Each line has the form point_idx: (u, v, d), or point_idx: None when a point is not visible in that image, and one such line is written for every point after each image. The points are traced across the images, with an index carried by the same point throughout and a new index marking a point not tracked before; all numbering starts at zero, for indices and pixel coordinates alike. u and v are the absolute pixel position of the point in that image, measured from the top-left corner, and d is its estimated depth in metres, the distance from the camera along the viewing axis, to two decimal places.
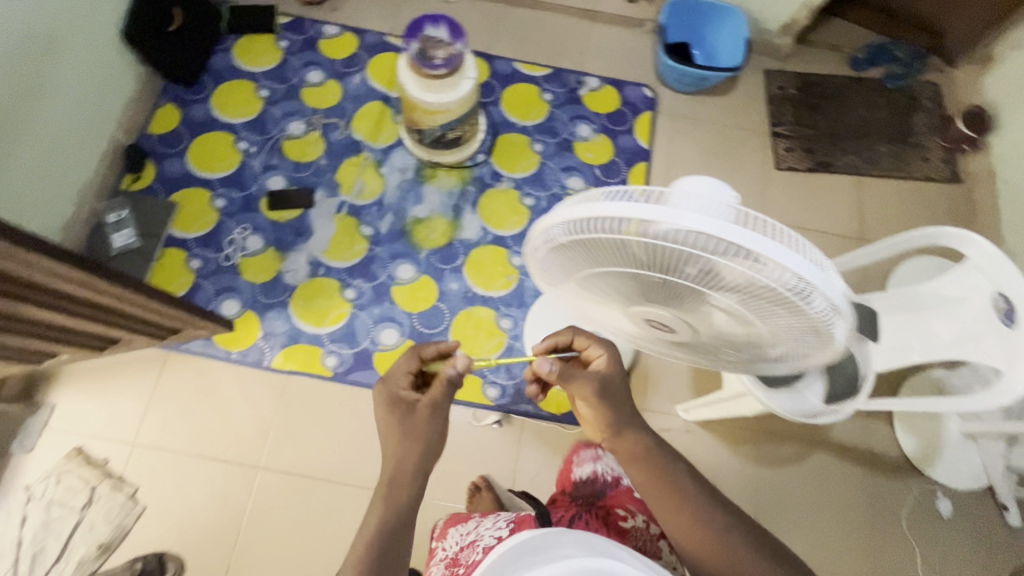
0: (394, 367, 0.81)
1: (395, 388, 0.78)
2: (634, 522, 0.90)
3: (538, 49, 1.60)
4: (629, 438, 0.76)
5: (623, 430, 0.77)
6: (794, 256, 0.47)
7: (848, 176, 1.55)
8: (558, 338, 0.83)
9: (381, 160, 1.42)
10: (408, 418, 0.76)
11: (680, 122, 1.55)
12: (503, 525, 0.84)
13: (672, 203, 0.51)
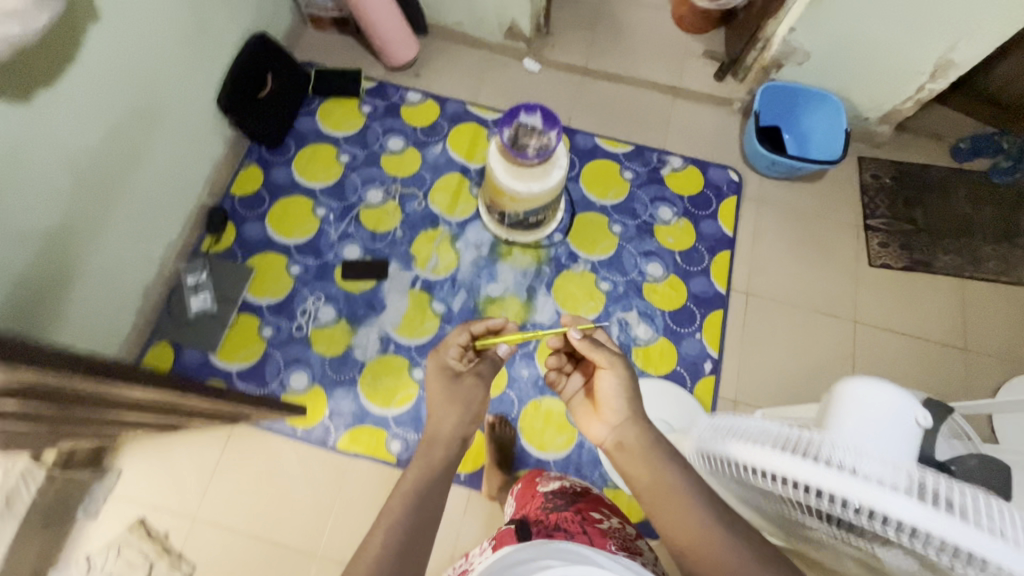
0: (449, 338, 0.89)
1: (451, 357, 0.88)
2: (610, 522, 0.83)
3: (620, 124, 1.56)
4: (634, 429, 0.79)
5: (633, 427, 0.80)
6: (1003, 550, 0.41)
7: (949, 278, 1.44)
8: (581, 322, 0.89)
9: (457, 234, 1.40)
10: (459, 391, 0.86)
11: (765, 210, 1.48)
12: (483, 547, 0.79)
13: (837, 457, 0.50)
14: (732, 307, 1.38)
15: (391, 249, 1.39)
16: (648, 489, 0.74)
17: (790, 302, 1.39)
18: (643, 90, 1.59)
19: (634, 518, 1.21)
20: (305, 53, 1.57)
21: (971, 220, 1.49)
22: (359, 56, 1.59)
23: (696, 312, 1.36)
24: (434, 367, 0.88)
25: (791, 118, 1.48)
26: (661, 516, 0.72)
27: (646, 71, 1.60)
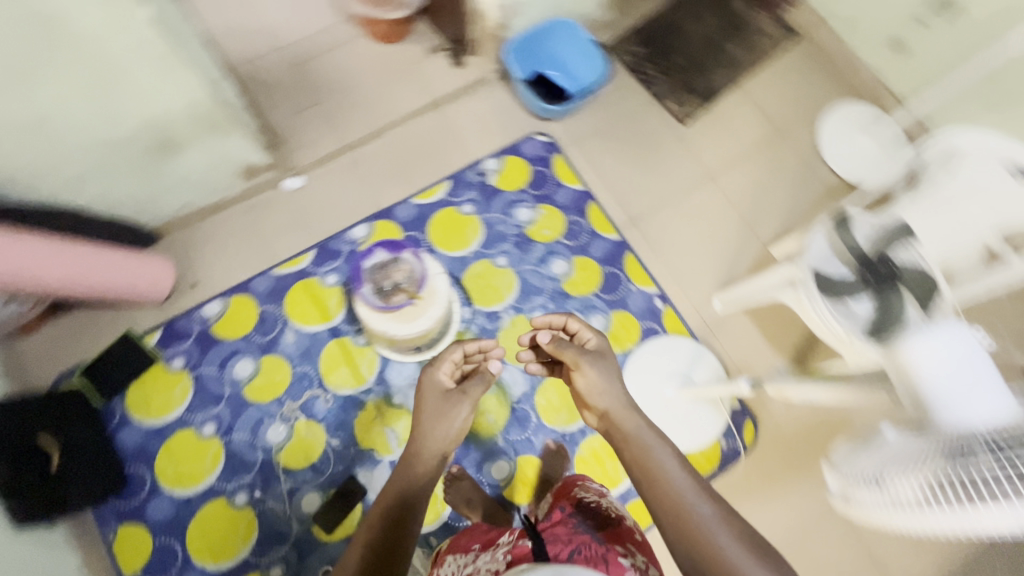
0: (443, 355, 0.99)
1: (443, 378, 0.97)
2: (633, 562, 0.79)
3: (419, 168, 1.43)
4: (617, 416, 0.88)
5: (613, 403, 0.89)
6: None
7: (731, 91, 1.62)
8: (553, 321, 1.00)
9: (387, 391, 1.24)
10: (450, 410, 0.94)
11: (586, 144, 1.51)
12: (501, 559, 0.79)
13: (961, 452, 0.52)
14: (633, 243, 1.44)
15: (344, 462, 1.19)
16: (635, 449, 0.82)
17: (661, 201, 1.48)
18: (408, 123, 1.46)
19: (713, 458, 1.27)
20: (51, 367, 1.19)
21: (711, 35, 1.65)
22: (114, 317, 1.25)
23: (616, 270, 1.40)
24: (430, 386, 0.97)
25: (544, 59, 1.47)
26: (650, 476, 0.79)
27: (396, 104, 1.46)
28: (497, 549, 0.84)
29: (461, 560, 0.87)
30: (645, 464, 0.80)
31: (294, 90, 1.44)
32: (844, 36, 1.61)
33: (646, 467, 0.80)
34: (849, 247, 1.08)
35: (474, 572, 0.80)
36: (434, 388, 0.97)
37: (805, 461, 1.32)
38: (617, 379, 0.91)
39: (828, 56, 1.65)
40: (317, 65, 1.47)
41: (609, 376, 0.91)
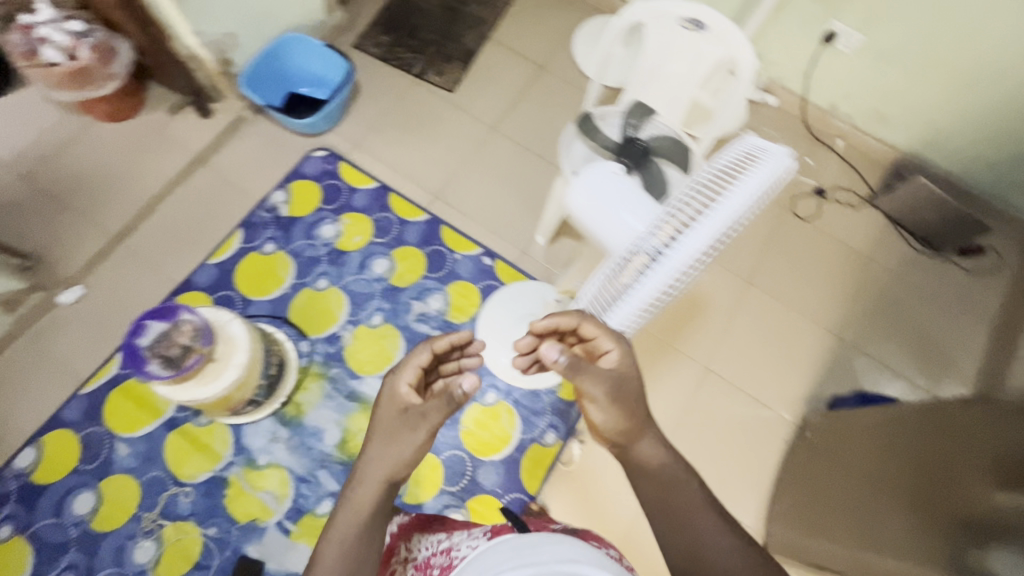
0: (407, 358, 0.77)
1: (407, 392, 0.74)
2: None
3: (205, 228, 1.37)
4: (644, 449, 0.69)
5: (637, 432, 0.69)
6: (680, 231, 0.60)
7: (486, 45, 1.67)
8: (561, 320, 0.72)
9: (249, 457, 1.18)
10: (405, 432, 0.72)
11: (367, 143, 1.51)
12: (483, 538, 0.75)
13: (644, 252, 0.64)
14: (445, 216, 1.45)
15: (229, 546, 1.12)
16: (653, 473, 0.69)
17: (458, 168, 1.51)
18: (177, 189, 1.39)
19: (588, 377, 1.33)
20: None
21: (448, 2, 1.70)
22: None
23: (437, 246, 1.41)
24: (388, 400, 0.74)
25: (287, 76, 1.44)
26: (664, 506, 0.67)
27: (155, 175, 1.38)
28: (473, 531, 0.78)
29: (434, 540, 0.80)
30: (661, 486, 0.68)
31: (37, 202, 1.33)
32: None
33: (659, 486, 0.68)
34: (603, 143, 1.14)
35: (452, 546, 0.74)
36: (395, 404, 0.74)
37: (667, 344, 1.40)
38: (635, 403, 0.68)
39: None
40: (54, 169, 1.36)
41: (631, 396, 0.68)
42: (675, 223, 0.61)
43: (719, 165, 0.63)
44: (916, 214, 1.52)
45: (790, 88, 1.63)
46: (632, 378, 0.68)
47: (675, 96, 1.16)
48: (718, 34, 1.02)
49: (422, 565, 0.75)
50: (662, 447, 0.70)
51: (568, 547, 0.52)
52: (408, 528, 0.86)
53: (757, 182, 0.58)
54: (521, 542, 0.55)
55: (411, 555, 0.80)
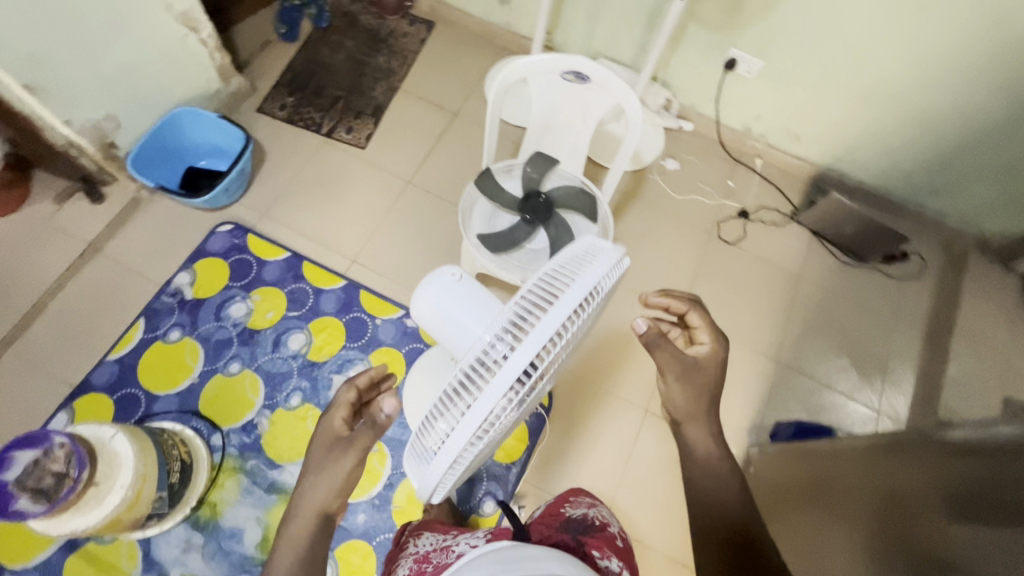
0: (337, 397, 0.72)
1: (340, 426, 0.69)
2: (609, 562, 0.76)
3: (102, 322, 1.28)
4: (696, 433, 0.75)
5: (693, 419, 0.74)
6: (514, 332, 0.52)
7: (396, 96, 1.63)
8: (673, 304, 0.74)
9: (160, 572, 1.08)
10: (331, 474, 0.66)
11: (276, 210, 1.44)
12: (481, 535, 0.78)
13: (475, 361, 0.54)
14: (363, 279, 1.39)
15: None
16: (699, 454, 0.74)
17: (375, 226, 1.46)
18: (70, 283, 1.30)
19: (524, 435, 1.28)
20: None
21: (354, 56, 1.66)
22: None
23: (356, 313, 1.34)
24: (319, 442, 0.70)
25: (184, 152, 1.39)
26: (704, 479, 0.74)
27: (44, 271, 1.29)
28: (472, 530, 0.85)
29: (438, 537, 0.88)
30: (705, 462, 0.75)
31: None
32: (466, 8, 1.70)
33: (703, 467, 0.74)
34: (505, 198, 1.10)
35: (446, 541, 0.81)
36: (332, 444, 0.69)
37: (604, 389, 1.36)
38: (704, 394, 0.73)
39: (465, 30, 1.74)
40: None
41: (697, 387, 0.73)
42: (502, 339, 0.53)
43: (551, 271, 0.57)
44: (837, 227, 1.53)
45: (703, 113, 1.64)
46: (706, 374, 0.74)
47: (573, 144, 1.14)
48: (603, 84, 1.02)
49: (421, 556, 0.82)
50: (716, 438, 0.75)
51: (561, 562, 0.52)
52: (423, 531, 0.95)
53: (584, 286, 0.52)
54: (513, 552, 0.53)
55: (418, 550, 0.87)
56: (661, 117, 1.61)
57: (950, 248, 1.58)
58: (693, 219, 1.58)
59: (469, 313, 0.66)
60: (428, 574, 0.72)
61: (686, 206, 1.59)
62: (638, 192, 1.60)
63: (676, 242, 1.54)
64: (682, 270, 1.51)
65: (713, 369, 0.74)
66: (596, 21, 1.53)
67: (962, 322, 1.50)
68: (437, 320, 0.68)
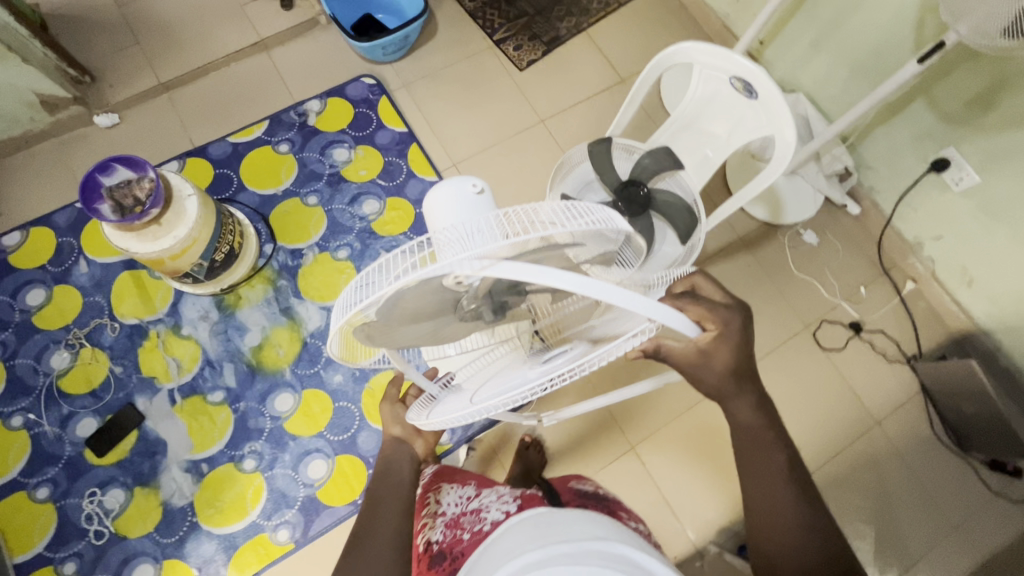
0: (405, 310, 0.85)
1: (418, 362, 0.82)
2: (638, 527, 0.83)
3: (239, 108, 1.43)
4: (741, 407, 0.69)
5: (739, 393, 0.68)
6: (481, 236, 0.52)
7: (578, 36, 1.57)
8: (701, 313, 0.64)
9: (176, 323, 1.24)
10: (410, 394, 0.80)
11: (417, 87, 1.50)
12: (509, 499, 0.82)
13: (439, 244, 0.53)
14: None
15: (124, 390, 1.20)
16: (747, 431, 0.69)
17: (488, 145, 1.46)
18: (232, 65, 1.46)
19: None
20: None
21: None
22: None
23: None
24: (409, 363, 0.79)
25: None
26: (760, 468, 0.68)
27: (222, 46, 1.47)
28: (498, 492, 0.87)
29: (461, 497, 0.88)
30: (746, 455, 0.70)
31: (115, 29, 1.45)
32: None
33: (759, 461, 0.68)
34: (608, 176, 1.04)
35: (481, 505, 0.83)
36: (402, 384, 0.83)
37: (605, 404, 1.30)
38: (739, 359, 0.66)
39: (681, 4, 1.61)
40: (142, 7, 1.47)
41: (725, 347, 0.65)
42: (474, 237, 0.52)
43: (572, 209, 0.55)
44: (953, 400, 1.27)
45: (879, 203, 1.42)
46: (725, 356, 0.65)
47: (706, 158, 1.04)
48: (770, 109, 0.89)
49: (452, 520, 0.84)
50: (758, 409, 0.69)
51: (590, 526, 0.59)
52: (443, 483, 0.96)
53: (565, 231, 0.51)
54: (548, 530, 0.59)
55: (444, 503, 0.89)
56: (828, 185, 1.41)
57: None
58: (797, 302, 1.40)
59: (472, 209, 0.69)
60: (464, 542, 0.77)
61: (797, 285, 1.41)
62: (756, 245, 1.44)
63: (764, 313, 1.39)
64: (752, 343, 1.37)
65: (732, 349, 0.66)
66: (816, 52, 1.35)
67: None
68: (433, 203, 0.70)
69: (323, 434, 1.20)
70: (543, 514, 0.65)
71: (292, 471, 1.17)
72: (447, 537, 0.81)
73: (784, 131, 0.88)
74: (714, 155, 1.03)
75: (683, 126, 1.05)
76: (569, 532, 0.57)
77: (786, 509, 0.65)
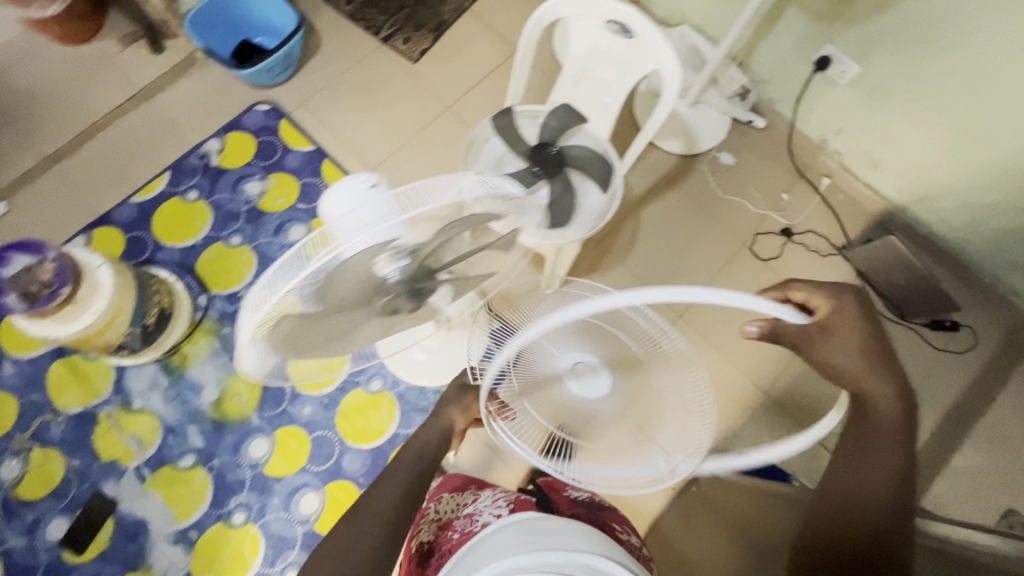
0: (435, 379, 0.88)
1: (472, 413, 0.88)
2: (627, 536, 0.85)
3: (134, 165, 1.37)
4: (877, 388, 0.68)
5: (873, 372, 0.68)
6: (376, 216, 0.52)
7: (463, 16, 1.57)
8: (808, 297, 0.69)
9: (125, 399, 1.19)
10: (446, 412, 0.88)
11: (315, 102, 1.46)
12: (503, 504, 0.84)
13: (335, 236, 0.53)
14: None
15: (87, 481, 1.14)
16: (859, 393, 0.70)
17: (401, 143, 1.44)
18: (116, 122, 1.39)
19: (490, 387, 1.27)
20: None
21: None
22: None
23: None
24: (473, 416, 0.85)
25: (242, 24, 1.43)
26: (868, 429, 0.70)
27: (100, 104, 1.40)
28: (496, 495, 0.88)
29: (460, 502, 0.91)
30: (861, 422, 0.71)
31: None
32: None
33: (862, 434, 0.71)
34: (518, 143, 1.05)
35: (475, 510, 0.85)
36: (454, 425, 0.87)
37: None
38: (854, 333, 0.67)
39: None
40: (6, 85, 1.39)
41: (837, 329, 0.67)
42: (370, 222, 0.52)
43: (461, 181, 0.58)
44: (883, 273, 1.37)
45: (780, 111, 1.48)
46: (847, 332, 0.67)
47: (606, 105, 1.06)
48: (648, 42, 0.92)
49: (446, 523, 0.87)
50: (895, 393, 0.69)
51: (576, 536, 0.60)
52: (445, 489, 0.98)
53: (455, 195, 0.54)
54: (533, 528, 0.63)
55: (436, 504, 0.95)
56: (730, 106, 1.47)
57: (1014, 335, 1.38)
58: (729, 223, 1.46)
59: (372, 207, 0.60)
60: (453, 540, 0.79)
61: (726, 207, 1.47)
62: (680, 178, 1.48)
63: (702, 241, 1.44)
64: (698, 271, 1.42)
65: (858, 333, 0.67)
66: None
67: (992, 417, 1.32)
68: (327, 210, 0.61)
69: (307, 468, 1.18)
70: (532, 519, 0.66)
71: (284, 512, 1.15)
72: (440, 536, 0.84)
73: (667, 61, 0.91)
74: (612, 100, 1.05)
75: (577, 79, 1.07)
76: (558, 541, 0.59)
77: (877, 477, 0.68)
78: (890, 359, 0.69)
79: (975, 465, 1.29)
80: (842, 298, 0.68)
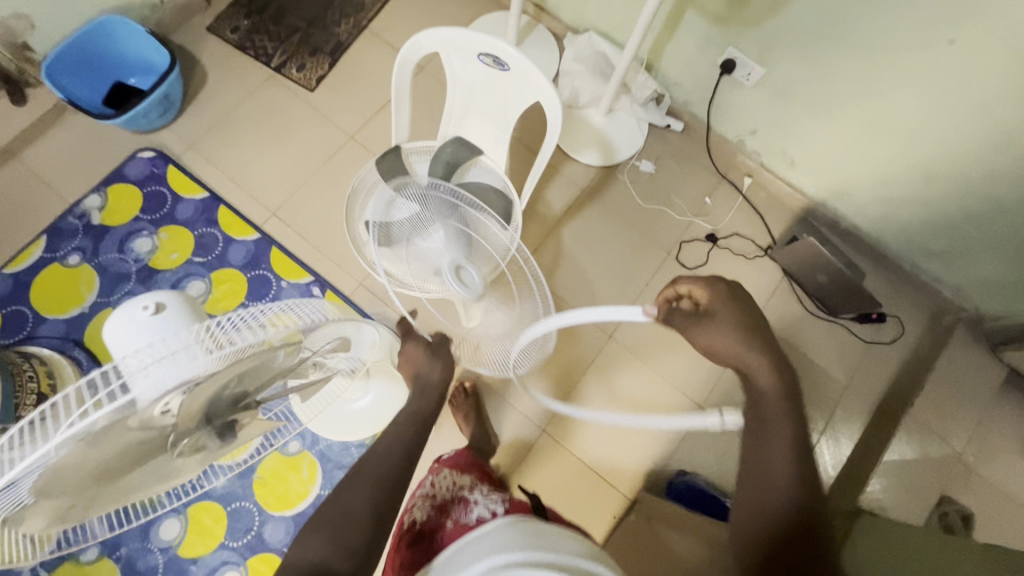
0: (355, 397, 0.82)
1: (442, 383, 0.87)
2: None
3: (5, 231, 1.24)
4: (759, 377, 0.66)
5: (755, 356, 0.66)
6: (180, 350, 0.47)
7: (361, 36, 1.47)
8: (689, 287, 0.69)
9: None
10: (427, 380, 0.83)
11: (205, 143, 1.36)
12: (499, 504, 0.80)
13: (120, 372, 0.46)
14: (279, 235, 1.31)
15: None
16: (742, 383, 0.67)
17: (303, 180, 1.35)
18: None
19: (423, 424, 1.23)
20: None
21: None
22: None
23: (261, 272, 1.27)
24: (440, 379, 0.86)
25: (113, 66, 1.32)
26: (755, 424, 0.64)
27: None
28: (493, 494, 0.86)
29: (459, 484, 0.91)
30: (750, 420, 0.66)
31: None
32: None
33: (754, 417, 0.65)
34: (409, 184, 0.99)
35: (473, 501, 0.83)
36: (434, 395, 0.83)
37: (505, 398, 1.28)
38: (737, 322, 0.66)
39: None
40: None
41: (716, 309, 0.67)
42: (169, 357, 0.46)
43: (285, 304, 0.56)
44: (810, 273, 1.35)
45: (696, 114, 1.45)
46: (722, 312, 0.67)
47: (496, 137, 1.01)
48: (524, 72, 0.87)
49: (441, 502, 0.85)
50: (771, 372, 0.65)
51: (571, 540, 0.53)
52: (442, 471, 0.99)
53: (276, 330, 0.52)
54: (531, 529, 0.54)
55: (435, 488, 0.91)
56: (645, 112, 1.43)
57: (938, 320, 1.39)
58: (653, 232, 1.42)
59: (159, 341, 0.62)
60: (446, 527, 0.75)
61: (648, 215, 1.43)
62: (600, 191, 1.44)
63: (627, 254, 1.40)
64: (625, 285, 1.38)
65: (731, 314, 0.67)
66: None
67: (919, 408, 1.33)
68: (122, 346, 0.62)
69: (224, 544, 1.11)
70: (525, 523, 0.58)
71: None
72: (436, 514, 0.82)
73: (546, 91, 0.86)
74: (503, 129, 1.00)
75: (465, 110, 1.01)
76: (555, 543, 0.52)
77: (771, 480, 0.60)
78: (767, 338, 0.66)
79: (906, 456, 1.30)
80: (712, 284, 0.69)
